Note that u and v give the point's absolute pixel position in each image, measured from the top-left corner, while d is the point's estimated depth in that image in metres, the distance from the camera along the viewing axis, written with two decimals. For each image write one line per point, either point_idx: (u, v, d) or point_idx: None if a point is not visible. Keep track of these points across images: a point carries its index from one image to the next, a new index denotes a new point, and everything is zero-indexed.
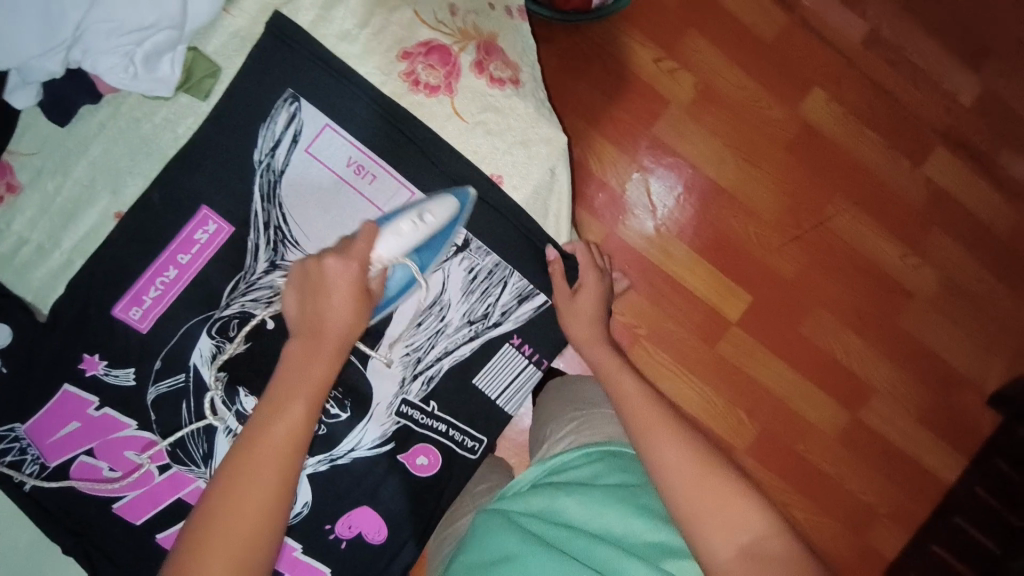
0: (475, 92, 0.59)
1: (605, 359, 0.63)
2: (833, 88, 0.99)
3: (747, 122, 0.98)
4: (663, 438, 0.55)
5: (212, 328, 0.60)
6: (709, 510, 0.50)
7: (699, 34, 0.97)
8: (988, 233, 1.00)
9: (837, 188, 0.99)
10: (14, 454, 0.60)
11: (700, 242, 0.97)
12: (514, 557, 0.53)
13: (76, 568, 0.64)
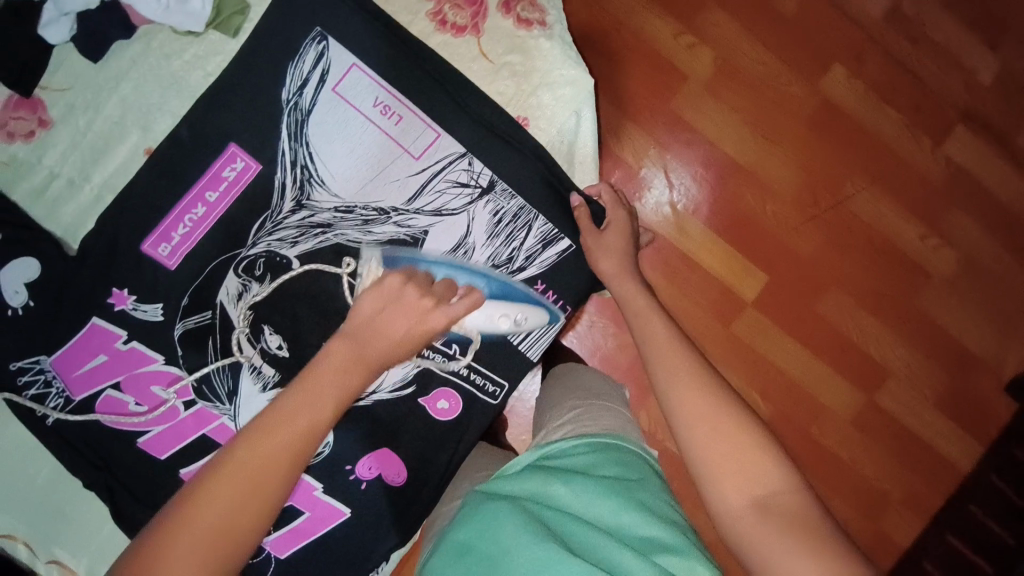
0: (502, 31, 0.59)
1: (631, 296, 0.58)
2: (854, 65, 0.98)
3: (766, 97, 0.97)
4: (683, 380, 0.50)
5: (238, 266, 0.61)
6: (724, 458, 0.46)
7: (717, 7, 0.97)
8: (1010, 215, 0.99)
9: (855, 167, 0.98)
10: (40, 387, 0.61)
11: (716, 220, 0.97)
12: (499, 545, 0.47)
13: (94, 509, 0.64)
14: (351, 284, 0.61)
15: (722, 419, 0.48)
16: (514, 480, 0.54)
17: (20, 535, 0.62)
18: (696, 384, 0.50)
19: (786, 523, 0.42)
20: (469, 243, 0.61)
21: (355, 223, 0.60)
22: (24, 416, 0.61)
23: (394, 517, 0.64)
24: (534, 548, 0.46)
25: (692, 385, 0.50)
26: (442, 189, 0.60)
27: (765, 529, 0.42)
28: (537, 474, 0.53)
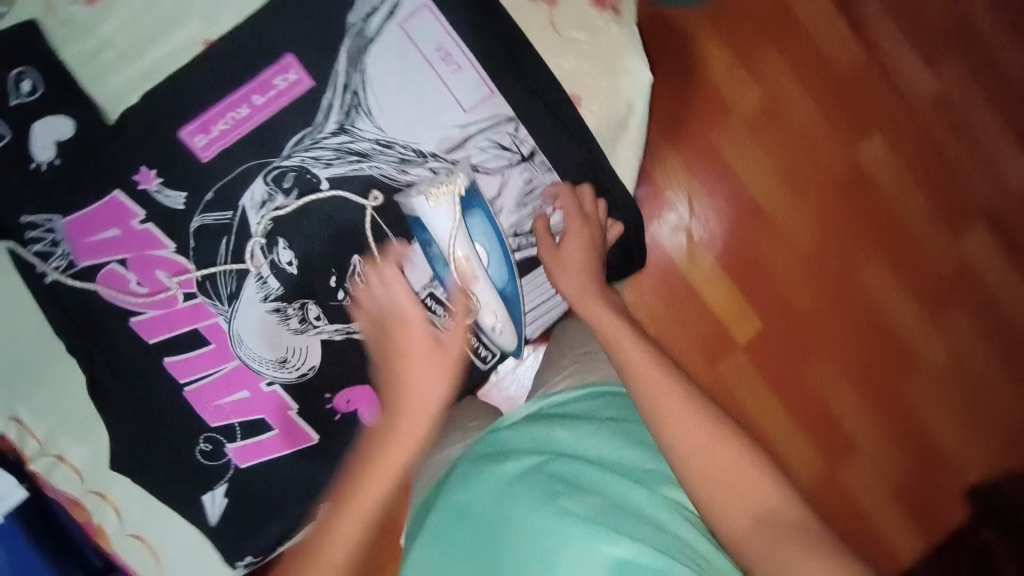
0: (579, 5, 0.62)
1: (605, 319, 0.55)
2: (894, 134, 1.06)
3: (807, 142, 1.02)
4: (670, 405, 0.48)
5: (268, 175, 0.61)
6: (715, 478, 0.44)
7: (778, 49, 1.01)
8: (1002, 320, 1.09)
9: (875, 238, 1.04)
10: (45, 246, 0.61)
11: (727, 258, 0.99)
12: (508, 487, 0.51)
13: (57, 383, 0.63)
14: (373, 219, 0.62)
15: (711, 442, 0.46)
16: (513, 432, 0.57)
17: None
18: (682, 406, 0.47)
19: (789, 540, 0.40)
20: (497, 205, 0.62)
21: (391, 159, 0.61)
22: (24, 271, 0.61)
23: None
24: (538, 490, 0.49)
25: (678, 405, 0.48)
26: (483, 147, 0.61)
27: (772, 547, 0.40)
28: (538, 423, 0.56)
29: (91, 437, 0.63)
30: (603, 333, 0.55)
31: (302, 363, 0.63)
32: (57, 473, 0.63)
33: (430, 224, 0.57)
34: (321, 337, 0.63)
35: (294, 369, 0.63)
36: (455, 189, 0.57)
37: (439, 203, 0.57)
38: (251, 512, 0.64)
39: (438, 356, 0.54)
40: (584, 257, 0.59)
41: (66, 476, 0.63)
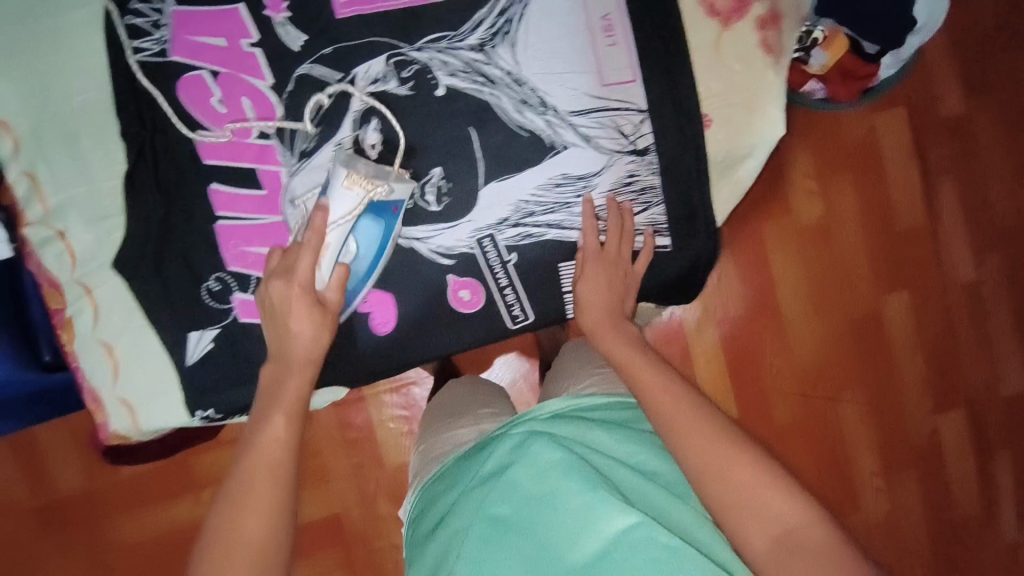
0: (745, 37, 0.60)
1: (620, 348, 0.61)
2: (915, 303, 1.30)
3: (833, 279, 1.26)
4: (695, 435, 0.54)
5: (393, 57, 0.60)
6: (743, 504, 0.51)
7: (849, 181, 1.25)
8: (946, 494, 1.34)
9: (860, 386, 1.30)
10: (145, 24, 0.58)
11: (728, 338, 1.25)
12: (557, 466, 0.57)
13: (81, 157, 0.58)
14: (450, 143, 0.61)
15: (737, 473, 0.52)
16: (554, 423, 0.64)
17: (13, 130, 0.58)
18: (706, 437, 0.54)
19: (808, 557, 0.48)
20: (591, 182, 0.61)
21: (513, 96, 0.60)
22: (112, 38, 0.58)
23: (356, 357, 0.63)
24: (583, 474, 0.56)
25: (698, 433, 0.54)
26: (604, 124, 0.60)
27: (791, 564, 0.49)
28: (580, 423, 0.64)
29: (103, 227, 0.59)
30: (621, 362, 0.60)
31: None
32: (51, 247, 0.59)
33: (330, 192, 0.55)
34: None
35: None
36: (373, 197, 0.56)
37: (351, 187, 0.55)
38: (230, 371, 0.61)
39: (324, 322, 0.55)
40: (602, 295, 0.61)
41: (59, 255, 0.59)
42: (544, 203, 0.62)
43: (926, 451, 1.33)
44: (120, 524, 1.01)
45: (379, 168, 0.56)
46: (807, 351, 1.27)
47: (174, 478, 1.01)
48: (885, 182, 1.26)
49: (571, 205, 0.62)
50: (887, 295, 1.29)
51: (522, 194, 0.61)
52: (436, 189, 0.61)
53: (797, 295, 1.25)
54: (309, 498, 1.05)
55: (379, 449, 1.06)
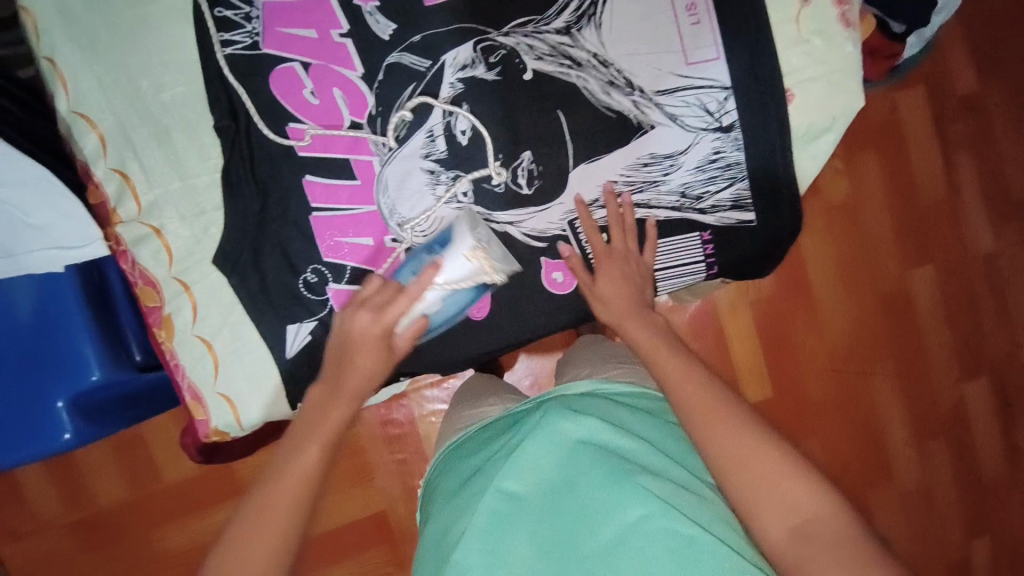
0: (825, 12, 0.61)
1: (645, 337, 0.62)
2: (941, 276, 1.32)
3: (861, 255, 1.28)
4: (718, 425, 0.54)
5: (480, 44, 0.60)
6: (758, 492, 0.50)
7: (874, 159, 1.26)
8: (972, 459, 1.37)
9: (890, 358, 1.32)
10: (236, 16, 0.58)
11: (761, 318, 1.26)
12: (574, 441, 0.58)
13: (172, 152, 0.58)
14: (539, 126, 0.61)
15: (755, 462, 0.51)
16: (574, 403, 0.64)
17: (99, 126, 0.57)
18: (732, 428, 0.53)
19: (822, 548, 0.46)
20: (677, 160, 0.62)
21: (600, 77, 0.61)
22: (200, 30, 0.57)
23: (452, 342, 0.64)
24: (599, 452, 0.57)
25: (720, 421, 0.54)
26: (689, 102, 0.61)
27: (807, 554, 0.47)
28: (604, 402, 0.65)
29: (200, 223, 0.59)
30: (649, 352, 0.61)
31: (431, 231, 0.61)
32: (147, 245, 0.58)
33: (445, 253, 0.55)
34: (460, 216, 0.62)
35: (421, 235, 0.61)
36: (485, 276, 0.56)
37: (471, 259, 0.55)
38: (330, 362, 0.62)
39: (383, 364, 0.57)
40: (620, 287, 0.62)
41: (156, 253, 0.58)
42: (633, 183, 0.63)
43: (954, 419, 1.36)
44: (164, 532, 1.01)
45: (496, 251, 0.56)
46: (839, 328, 1.28)
47: (220, 482, 1.00)
48: (907, 159, 1.28)
49: (659, 183, 0.63)
50: (914, 269, 1.30)
51: (611, 174, 0.62)
52: (527, 172, 0.62)
53: (826, 273, 1.27)
54: (355, 493, 1.04)
55: (423, 442, 1.05)
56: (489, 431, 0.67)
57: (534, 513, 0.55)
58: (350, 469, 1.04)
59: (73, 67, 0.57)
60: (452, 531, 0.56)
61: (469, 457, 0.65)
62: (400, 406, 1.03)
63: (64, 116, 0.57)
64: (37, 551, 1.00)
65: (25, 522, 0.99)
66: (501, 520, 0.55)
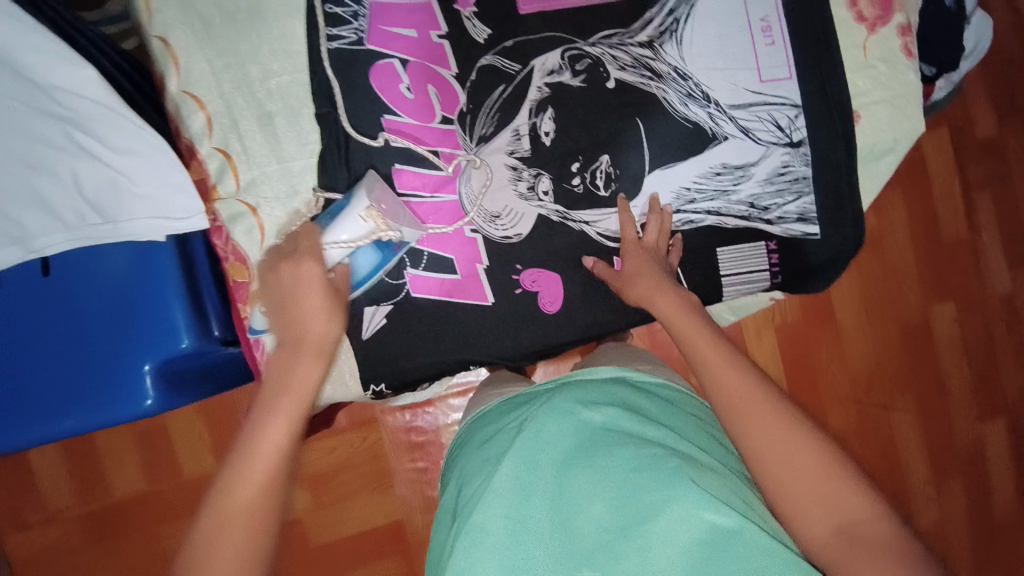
0: (890, 41, 0.66)
1: (676, 313, 0.58)
2: (961, 311, 1.28)
3: (888, 284, 1.25)
4: (751, 415, 0.49)
5: (568, 52, 0.64)
6: (799, 489, 0.45)
7: (899, 193, 1.24)
8: (989, 505, 1.31)
9: (910, 393, 1.27)
10: (344, 13, 0.61)
11: (786, 343, 1.21)
12: (596, 427, 0.51)
13: (273, 136, 0.61)
14: (617, 132, 0.64)
15: (797, 455, 0.46)
16: (597, 388, 0.57)
17: (207, 107, 0.60)
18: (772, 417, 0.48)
19: (871, 552, 0.41)
20: (748, 171, 0.65)
21: (680, 89, 0.64)
22: (311, 24, 0.61)
23: (521, 332, 0.65)
24: (623, 439, 0.50)
25: (755, 406, 0.49)
26: (762, 117, 0.65)
27: (855, 559, 0.41)
28: (629, 388, 0.58)
29: (293, 204, 0.62)
30: (682, 330, 0.57)
31: (511, 226, 0.63)
32: (242, 222, 0.61)
33: (341, 217, 0.56)
34: (538, 211, 0.64)
35: (500, 227, 0.64)
36: (382, 232, 0.56)
37: (364, 220, 0.56)
38: (402, 345, 0.64)
39: (337, 306, 0.53)
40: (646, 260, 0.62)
41: (249, 230, 0.61)
42: (704, 190, 0.65)
43: (973, 457, 1.30)
44: (173, 529, 0.99)
45: (398, 212, 0.58)
46: (861, 357, 1.24)
47: None
48: (932, 194, 1.25)
49: (729, 192, 0.65)
50: (936, 305, 1.27)
51: (685, 181, 0.65)
52: (605, 174, 0.64)
53: (853, 302, 1.23)
54: (370, 501, 0.99)
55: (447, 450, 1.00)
56: (500, 411, 0.62)
57: (550, 505, 0.48)
58: (370, 472, 0.99)
59: (184, 48, 0.60)
60: (456, 523, 0.50)
61: (476, 438, 0.59)
62: (424, 412, 0.99)
63: (173, 94, 0.60)
64: (45, 541, 0.97)
65: (34, 511, 0.97)
66: (511, 506, 0.48)
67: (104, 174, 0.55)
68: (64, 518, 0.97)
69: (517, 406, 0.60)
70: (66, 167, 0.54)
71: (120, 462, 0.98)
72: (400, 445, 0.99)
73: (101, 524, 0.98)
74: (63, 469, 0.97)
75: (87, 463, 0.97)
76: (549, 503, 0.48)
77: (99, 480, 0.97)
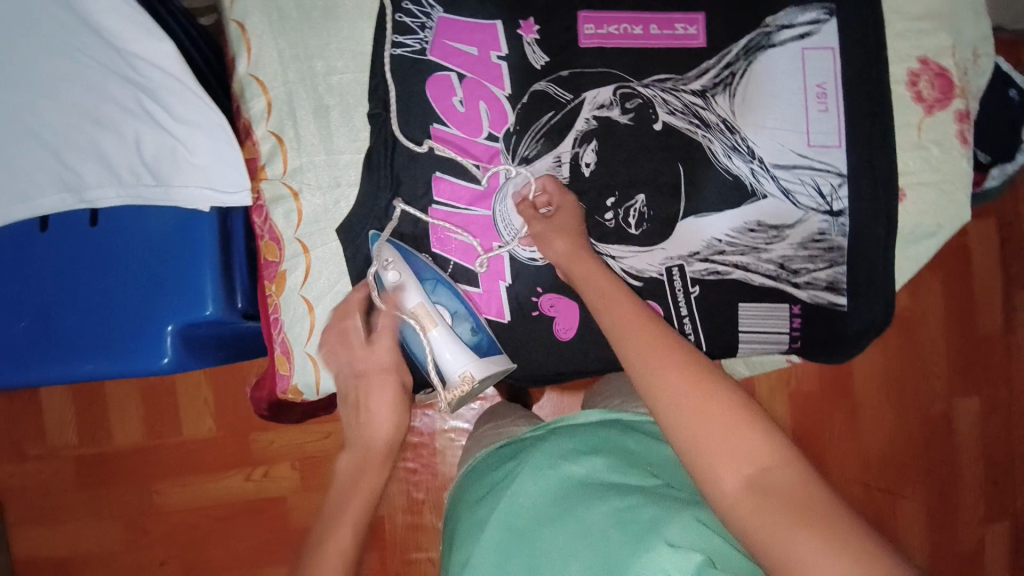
0: (945, 126, 0.66)
1: (584, 268, 0.56)
2: (984, 407, 1.23)
3: (912, 367, 1.21)
4: (656, 370, 0.47)
5: (620, 89, 0.65)
6: (711, 449, 0.43)
7: (938, 276, 1.21)
8: None
9: (918, 483, 1.22)
10: (413, 23, 0.64)
11: (798, 409, 1.18)
12: (572, 481, 0.52)
13: (326, 128, 0.64)
14: (656, 175, 0.65)
15: (701, 407, 0.44)
16: (578, 431, 0.57)
17: (270, 93, 0.63)
18: (684, 377, 0.46)
19: (782, 499, 0.40)
20: (783, 233, 0.65)
21: (725, 141, 0.65)
22: (379, 28, 0.64)
23: (531, 356, 0.65)
24: (597, 492, 0.50)
25: (658, 361, 0.47)
26: (805, 181, 0.64)
27: (770, 513, 0.40)
28: (613, 429, 0.57)
29: (333, 195, 0.64)
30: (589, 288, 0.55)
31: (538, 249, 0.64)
32: (282, 205, 0.63)
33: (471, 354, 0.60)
34: None
35: (529, 249, 0.64)
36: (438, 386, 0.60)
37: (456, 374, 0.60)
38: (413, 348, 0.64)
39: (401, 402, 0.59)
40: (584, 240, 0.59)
41: (288, 213, 0.63)
42: (735, 244, 0.65)
43: (972, 562, 1.24)
44: (162, 487, 1.01)
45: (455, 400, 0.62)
46: (874, 438, 1.20)
47: (233, 449, 1.01)
48: (971, 282, 1.22)
49: (761, 250, 0.65)
50: (958, 398, 1.23)
51: (717, 232, 0.65)
52: (638, 213, 0.65)
53: (874, 381, 1.20)
54: None
55: (436, 458, 1.00)
56: (492, 460, 0.61)
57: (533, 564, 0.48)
58: None
59: (258, 35, 0.63)
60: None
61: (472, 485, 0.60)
62: (422, 415, 0.99)
63: (240, 77, 0.63)
64: (39, 477, 1.00)
65: (36, 446, 1.00)
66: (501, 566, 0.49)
67: (164, 140, 0.58)
68: (63, 457, 1.00)
69: (509, 452, 0.61)
70: (131, 128, 0.57)
71: (124, 414, 1.01)
72: None
73: (94, 469, 1.00)
74: (71, 410, 1.00)
75: (94, 407, 1.00)
76: (531, 561, 0.48)
77: (102, 426, 1.00)
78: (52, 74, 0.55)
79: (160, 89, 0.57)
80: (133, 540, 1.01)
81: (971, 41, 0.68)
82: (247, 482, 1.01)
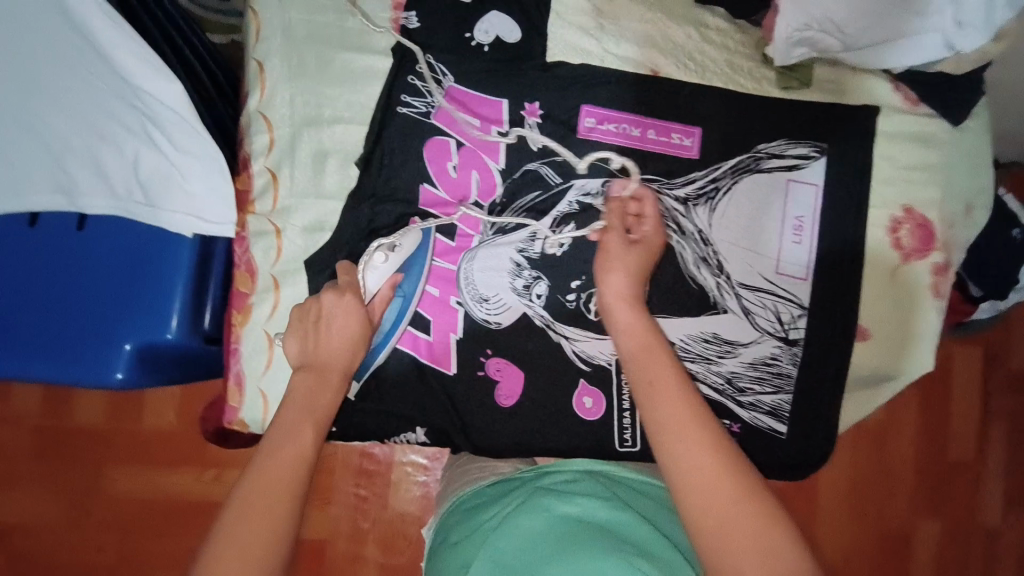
0: (917, 275, 0.67)
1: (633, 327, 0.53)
2: (948, 534, 1.17)
3: (877, 482, 1.16)
4: (705, 460, 0.46)
5: (607, 183, 0.66)
6: (747, 551, 0.44)
7: (917, 398, 1.17)
8: None
9: None
10: (422, 86, 0.66)
11: None
12: (561, 516, 0.52)
13: (322, 174, 0.66)
14: None
15: (742, 509, 0.45)
16: (572, 481, 0.58)
17: (273, 131, 0.66)
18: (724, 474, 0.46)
19: None
20: (738, 349, 0.66)
21: (697, 252, 0.66)
22: (390, 88, 0.66)
23: (475, 426, 0.66)
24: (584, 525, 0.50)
25: (707, 451, 0.47)
26: (766, 304, 0.66)
27: None
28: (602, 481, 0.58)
29: (311, 237, 0.65)
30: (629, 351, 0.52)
31: (495, 313, 0.66)
32: (263, 241, 0.65)
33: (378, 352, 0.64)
34: (524, 309, 0.66)
35: (485, 311, 0.66)
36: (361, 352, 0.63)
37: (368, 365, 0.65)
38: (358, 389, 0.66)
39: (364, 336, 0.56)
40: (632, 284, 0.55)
41: (267, 249, 0.65)
42: (691, 351, 0.66)
43: None
44: (111, 472, 1.01)
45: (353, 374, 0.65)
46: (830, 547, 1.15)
47: (190, 446, 1.00)
48: (947, 409, 1.17)
49: (714, 362, 0.66)
50: (922, 517, 1.17)
51: (674, 336, 0.65)
52: None
53: (836, 485, 1.16)
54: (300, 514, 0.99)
55: (389, 491, 0.99)
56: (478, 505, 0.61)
57: None
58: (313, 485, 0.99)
59: (274, 77, 0.66)
60: None
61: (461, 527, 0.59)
62: (383, 444, 0.98)
63: (250, 111, 0.66)
64: None
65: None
66: None
67: (160, 163, 0.61)
68: (22, 426, 1.01)
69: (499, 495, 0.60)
70: (132, 148, 0.60)
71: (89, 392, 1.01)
72: (350, 468, 0.98)
73: (49, 442, 1.00)
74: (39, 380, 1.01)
75: None
76: None
77: (66, 401, 1.01)
78: (63, 88, 0.59)
79: (166, 122, 0.61)
80: (71, 522, 1.00)
81: (960, 196, 0.69)
82: (196, 481, 1.00)
